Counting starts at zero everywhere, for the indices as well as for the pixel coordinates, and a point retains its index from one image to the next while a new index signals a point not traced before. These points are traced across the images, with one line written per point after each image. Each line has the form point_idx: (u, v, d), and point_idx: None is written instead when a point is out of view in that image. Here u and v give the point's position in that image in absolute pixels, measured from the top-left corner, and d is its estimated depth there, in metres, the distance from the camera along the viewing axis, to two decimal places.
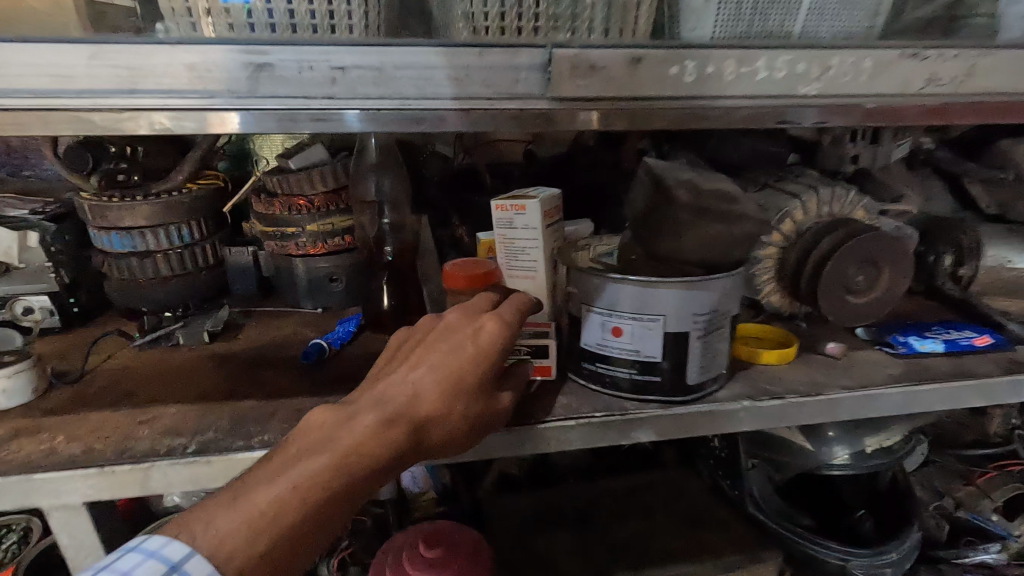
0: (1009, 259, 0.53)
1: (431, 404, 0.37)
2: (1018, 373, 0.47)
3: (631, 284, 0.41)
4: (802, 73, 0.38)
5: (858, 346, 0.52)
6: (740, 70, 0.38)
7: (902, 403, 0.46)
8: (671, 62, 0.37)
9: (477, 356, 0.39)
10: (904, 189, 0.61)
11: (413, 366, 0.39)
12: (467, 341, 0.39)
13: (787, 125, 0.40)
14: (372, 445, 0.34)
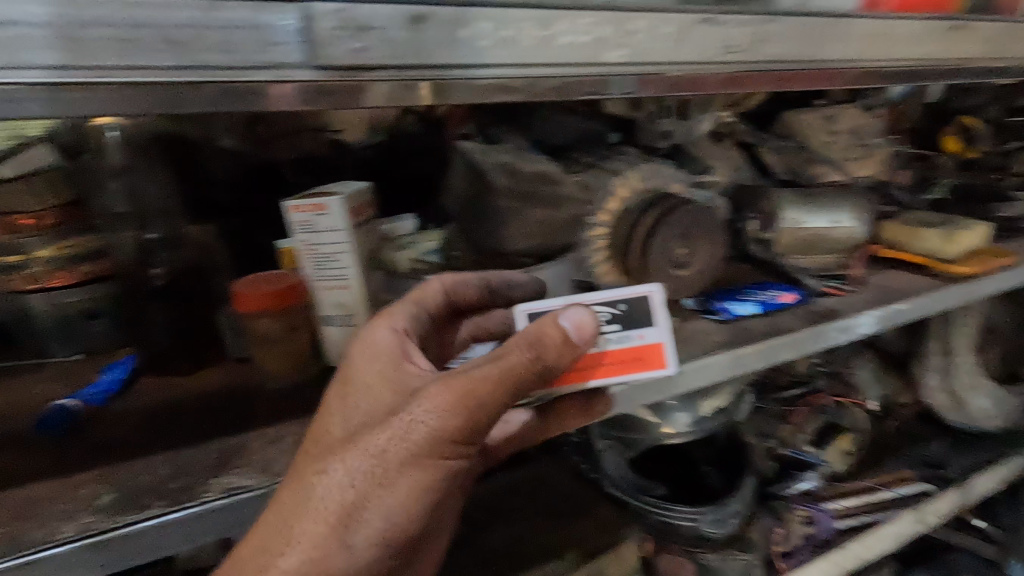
0: (802, 220, 0.57)
1: (396, 502, 0.31)
2: (818, 324, 0.51)
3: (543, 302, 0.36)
4: (605, 38, 0.39)
5: (685, 317, 0.53)
6: (541, 34, 0.37)
7: (728, 367, 0.47)
8: (460, 24, 0.35)
9: (472, 411, 0.31)
10: (713, 161, 0.64)
11: (340, 496, 0.31)
12: (388, 444, 0.31)
13: (600, 93, 0.41)
14: (374, 568, 0.31)
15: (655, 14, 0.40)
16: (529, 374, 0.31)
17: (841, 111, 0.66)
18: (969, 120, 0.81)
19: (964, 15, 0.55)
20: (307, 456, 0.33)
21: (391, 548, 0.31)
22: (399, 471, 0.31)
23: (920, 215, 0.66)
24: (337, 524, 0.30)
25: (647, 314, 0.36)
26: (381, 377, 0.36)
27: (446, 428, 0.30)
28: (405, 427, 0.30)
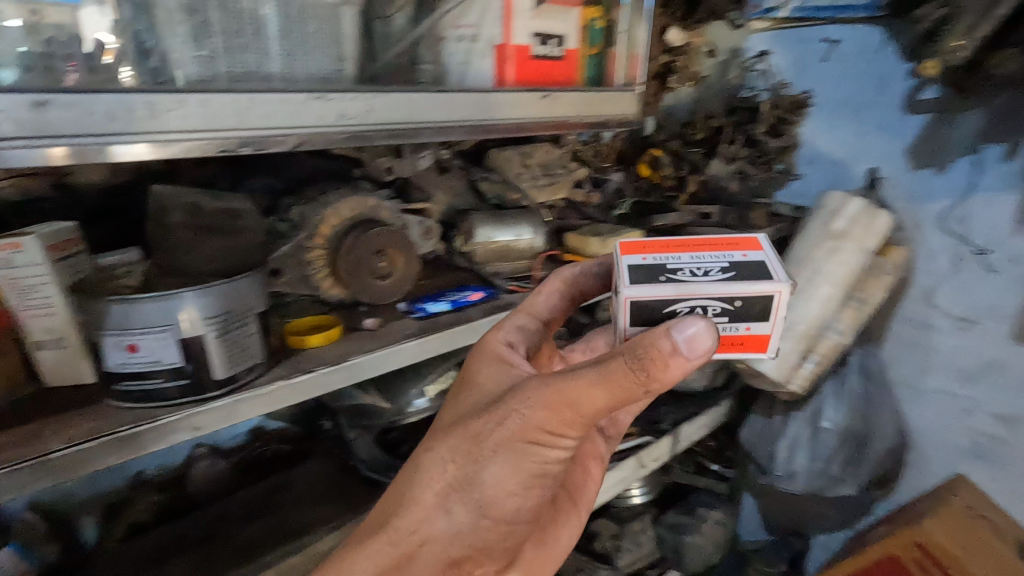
0: (491, 236, 0.74)
1: (512, 466, 0.41)
2: (492, 314, 0.67)
3: (651, 291, 0.39)
4: (230, 108, 0.44)
5: (395, 317, 0.65)
6: (160, 106, 0.41)
7: (415, 353, 0.61)
8: (75, 97, 0.37)
9: (543, 416, 0.40)
10: (434, 190, 0.79)
11: (465, 473, 0.42)
12: (484, 427, 0.41)
13: (232, 155, 0.46)
14: (501, 502, 0.43)
15: (274, 91, 0.46)
16: (635, 382, 0.37)
17: (534, 149, 0.86)
18: (656, 152, 1.10)
19: (583, 86, 0.71)
20: (460, 423, 0.43)
21: (486, 514, 0.43)
22: (483, 457, 0.41)
23: (598, 227, 0.86)
24: (460, 493, 0.42)
25: (762, 310, 0.39)
26: (483, 376, 0.46)
27: (532, 423, 0.40)
28: (522, 423, 0.40)
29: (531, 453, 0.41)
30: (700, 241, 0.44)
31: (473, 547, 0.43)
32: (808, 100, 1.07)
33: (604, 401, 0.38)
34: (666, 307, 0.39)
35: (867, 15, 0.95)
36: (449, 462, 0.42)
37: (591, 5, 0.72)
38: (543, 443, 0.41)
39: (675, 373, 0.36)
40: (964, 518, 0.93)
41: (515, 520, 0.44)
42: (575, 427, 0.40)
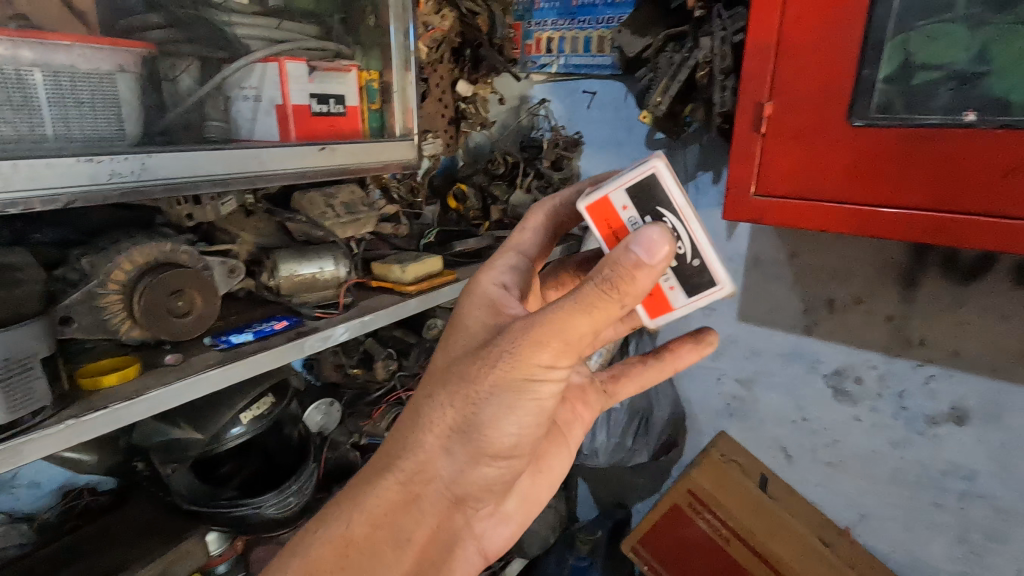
0: (294, 269, 0.81)
1: (522, 395, 0.47)
2: (296, 338, 0.75)
3: (666, 186, 0.49)
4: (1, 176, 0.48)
5: (198, 350, 0.70)
6: None
7: (219, 381, 0.67)
8: None
9: (538, 349, 0.44)
10: (241, 231, 0.85)
11: (463, 416, 0.48)
12: (477, 371, 0.47)
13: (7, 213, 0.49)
14: (505, 430, 0.49)
15: (56, 157, 0.51)
16: (611, 303, 0.42)
17: (337, 190, 0.95)
18: (462, 186, 1.26)
19: (364, 136, 0.82)
20: (454, 371, 0.49)
21: (483, 448, 0.50)
22: (476, 399, 0.47)
23: (402, 256, 0.98)
24: (459, 434, 0.50)
25: (706, 276, 0.51)
26: (478, 315, 0.51)
27: (527, 363, 0.45)
28: (510, 365, 0.45)
29: (523, 389, 0.46)
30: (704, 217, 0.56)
31: (472, 481, 0.53)
32: (580, 140, 1.30)
33: (586, 329, 0.43)
34: (665, 207, 0.49)
35: (611, 73, 1.20)
36: (446, 406, 0.49)
37: (363, 69, 0.84)
38: (537, 375, 0.45)
39: (641, 290, 0.42)
40: (720, 464, 1.17)
41: (514, 451, 0.52)
42: (566, 358, 0.45)
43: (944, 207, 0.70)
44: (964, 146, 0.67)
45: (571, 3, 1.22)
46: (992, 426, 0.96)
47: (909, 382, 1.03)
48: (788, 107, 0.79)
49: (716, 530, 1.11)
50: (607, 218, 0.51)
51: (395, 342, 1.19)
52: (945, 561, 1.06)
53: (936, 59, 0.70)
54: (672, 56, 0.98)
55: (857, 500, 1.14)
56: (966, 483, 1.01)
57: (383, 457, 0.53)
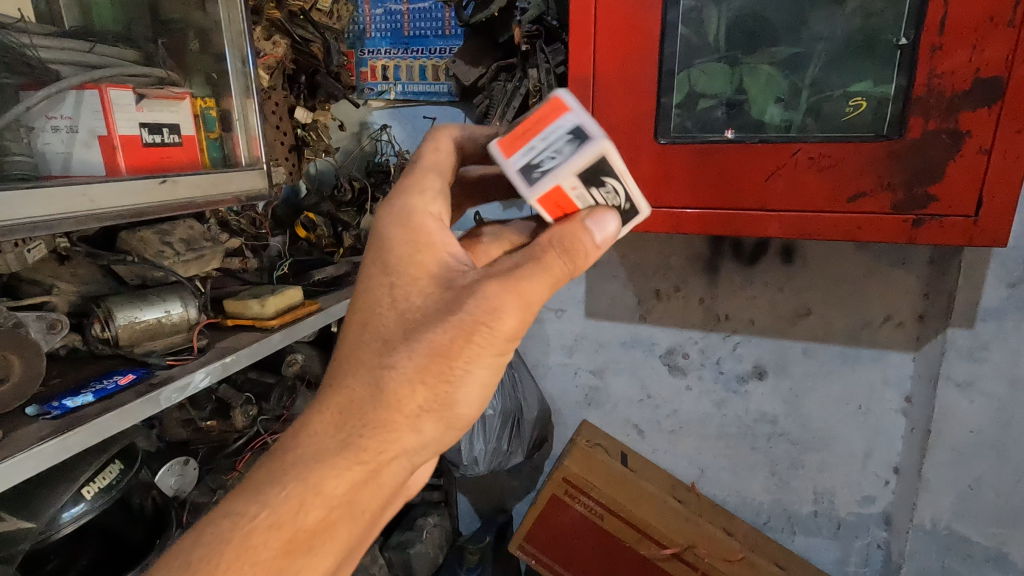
0: (135, 316, 0.73)
1: (488, 365, 0.47)
2: (149, 392, 0.67)
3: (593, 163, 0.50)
4: None
5: (21, 423, 0.60)
6: None
7: (55, 453, 0.58)
8: None
9: (511, 314, 0.46)
10: (56, 279, 0.75)
11: (435, 395, 0.47)
12: (454, 342, 0.46)
13: None
14: (472, 400, 0.49)
15: None
16: (565, 267, 0.50)
17: (173, 227, 0.88)
18: (309, 215, 1.21)
19: (207, 166, 0.77)
20: (419, 337, 0.47)
21: (452, 424, 0.49)
22: (453, 377, 0.46)
23: (256, 291, 0.93)
24: (431, 407, 0.47)
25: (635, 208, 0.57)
26: (426, 275, 0.50)
27: (504, 330, 0.46)
28: (485, 338, 0.46)
29: (499, 359, 0.48)
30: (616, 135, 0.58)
31: (435, 450, 0.51)
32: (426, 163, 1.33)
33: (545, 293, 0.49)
34: (603, 173, 0.51)
35: (450, 100, 1.26)
36: (416, 381, 0.46)
37: (197, 97, 0.79)
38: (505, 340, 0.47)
39: (591, 250, 0.51)
40: (586, 449, 1.28)
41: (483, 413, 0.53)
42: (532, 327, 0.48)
43: (730, 206, 0.89)
44: (738, 156, 0.86)
45: (403, 33, 1.27)
46: (782, 376, 1.21)
47: (722, 351, 1.24)
48: (608, 130, 0.92)
49: (592, 510, 1.21)
50: (560, 204, 0.53)
51: (253, 385, 1.11)
52: (764, 494, 1.30)
53: (709, 91, 0.89)
54: (505, 85, 1.09)
55: (696, 458, 1.34)
56: (772, 426, 1.25)
57: (333, 436, 0.47)
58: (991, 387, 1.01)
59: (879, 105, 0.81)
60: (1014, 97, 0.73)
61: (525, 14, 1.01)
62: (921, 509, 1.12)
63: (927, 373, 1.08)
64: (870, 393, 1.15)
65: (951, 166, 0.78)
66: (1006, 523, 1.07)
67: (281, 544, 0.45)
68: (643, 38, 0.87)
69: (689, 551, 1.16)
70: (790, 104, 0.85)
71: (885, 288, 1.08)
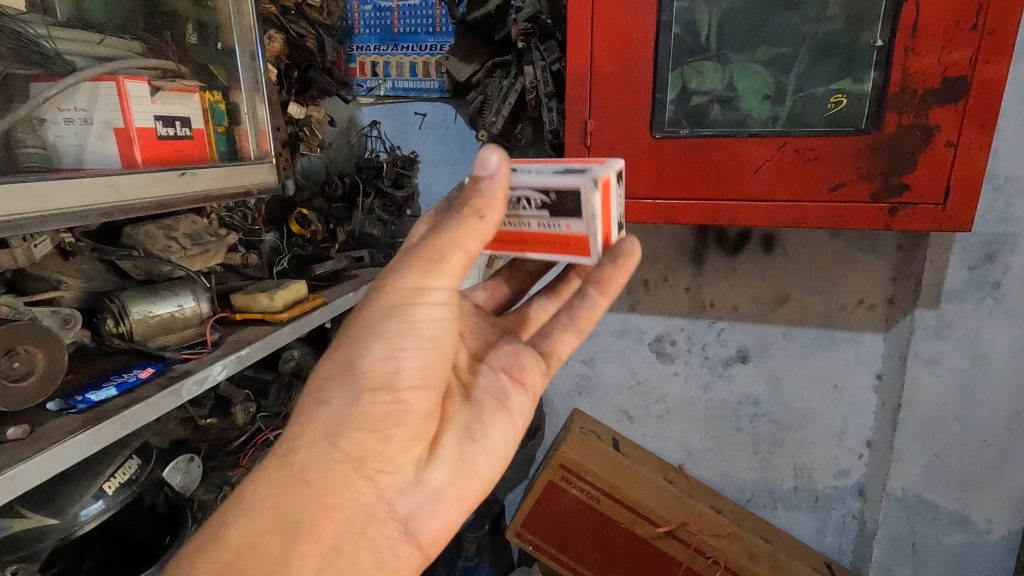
0: (149, 310, 0.73)
1: (388, 309, 0.49)
2: (171, 385, 0.67)
3: None
4: None
5: (46, 419, 0.59)
6: None
7: (87, 446, 0.58)
8: None
9: (399, 262, 0.50)
10: (62, 275, 0.73)
11: (337, 361, 0.49)
12: (352, 311, 0.51)
13: None
14: (382, 352, 0.48)
15: None
16: (466, 213, 0.50)
17: (177, 222, 0.87)
18: (303, 210, 1.20)
19: (217, 159, 0.77)
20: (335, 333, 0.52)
21: (362, 383, 0.48)
22: (347, 340, 0.49)
23: (262, 285, 0.93)
24: (342, 373, 0.48)
25: (574, 206, 0.53)
26: None
27: (398, 275, 0.49)
28: (377, 289, 0.49)
29: (405, 311, 0.49)
30: (563, 157, 0.58)
31: (362, 433, 0.48)
32: (417, 159, 1.33)
33: (456, 251, 0.50)
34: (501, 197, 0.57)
35: (440, 96, 1.29)
36: (325, 356, 0.49)
37: (205, 90, 0.78)
38: (400, 282, 0.49)
39: (482, 188, 0.50)
40: (580, 435, 1.32)
41: (420, 380, 0.49)
42: (434, 268, 0.49)
43: (722, 196, 0.94)
44: (729, 150, 0.92)
45: (393, 30, 1.28)
46: (763, 359, 1.28)
47: (707, 337, 1.30)
48: (606, 125, 0.96)
49: (588, 494, 1.24)
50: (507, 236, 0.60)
51: (249, 383, 1.11)
52: (748, 472, 1.36)
53: (702, 87, 0.94)
54: (500, 82, 1.12)
55: (684, 441, 1.39)
56: (755, 407, 1.32)
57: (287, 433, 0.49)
58: (954, 363, 1.10)
59: (858, 101, 0.87)
60: (978, 94, 0.80)
61: (521, 12, 1.04)
62: (893, 478, 1.20)
63: (896, 352, 1.16)
64: (844, 372, 1.23)
65: (923, 157, 0.85)
66: (969, 487, 1.15)
67: (217, 565, 0.44)
68: (638, 38, 0.91)
69: (681, 529, 1.21)
70: (776, 100, 0.91)
71: (858, 274, 1.16)
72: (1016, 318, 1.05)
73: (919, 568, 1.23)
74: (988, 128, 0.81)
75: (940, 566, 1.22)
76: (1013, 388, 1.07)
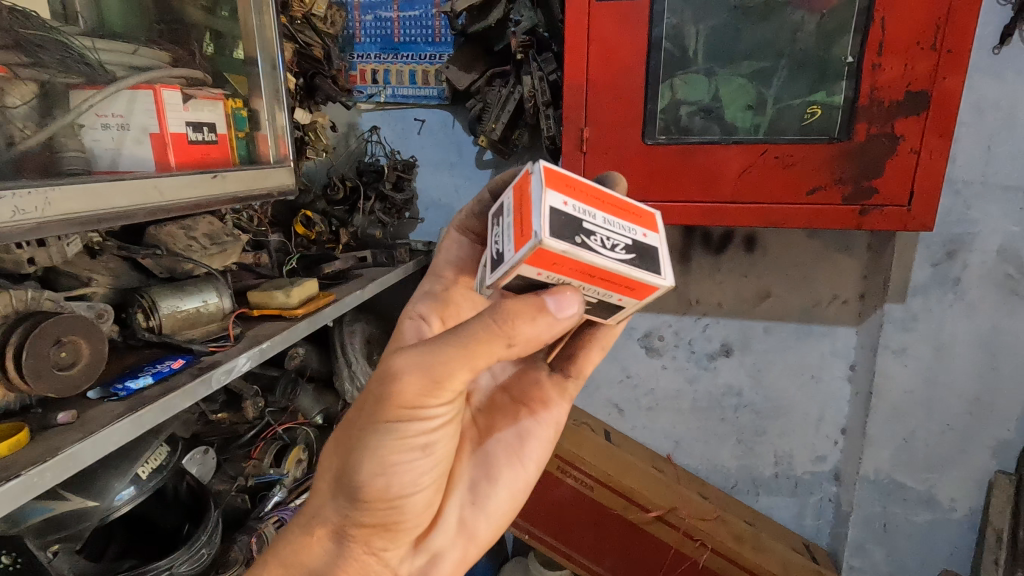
0: (177, 305, 0.77)
1: (384, 436, 0.50)
2: (202, 374, 0.71)
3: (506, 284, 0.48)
4: None
5: (91, 405, 0.63)
6: None
7: (132, 429, 0.62)
8: None
9: (399, 380, 0.47)
10: (92, 272, 0.77)
11: (341, 465, 0.53)
12: (352, 416, 0.52)
13: None
14: (381, 471, 0.52)
15: None
16: (492, 334, 0.45)
17: (195, 222, 0.91)
18: (307, 212, 1.24)
19: (239, 163, 0.82)
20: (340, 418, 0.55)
21: (362, 496, 0.53)
22: (349, 444, 0.52)
23: (276, 283, 0.97)
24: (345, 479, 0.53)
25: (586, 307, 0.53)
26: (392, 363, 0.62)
27: (400, 395, 0.48)
28: (374, 406, 0.49)
29: (400, 430, 0.50)
30: (606, 276, 0.45)
31: (368, 524, 0.55)
32: (414, 163, 1.39)
33: (456, 371, 0.47)
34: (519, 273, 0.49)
35: (438, 103, 1.35)
36: (332, 450, 0.55)
37: (229, 98, 0.83)
38: (398, 406, 0.48)
39: (528, 334, 0.45)
40: (574, 427, 1.38)
41: (417, 484, 0.54)
42: (431, 397, 0.49)
43: (709, 199, 1.01)
44: (715, 155, 0.99)
45: (393, 39, 1.33)
46: (746, 352, 1.36)
47: (693, 332, 1.38)
48: (601, 132, 1.03)
49: (582, 483, 1.30)
50: None
51: (257, 378, 1.13)
52: (732, 460, 1.44)
53: (689, 98, 1.01)
54: (499, 91, 1.18)
55: (672, 432, 1.46)
56: (738, 398, 1.39)
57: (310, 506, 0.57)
58: (920, 353, 1.19)
59: (831, 112, 0.95)
60: (937, 107, 0.89)
61: (519, 26, 1.11)
62: (866, 462, 1.29)
63: (868, 343, 1.25)
64: (820, 364, 1.32)
65: (890, 164, 0.93)
66: (935, 468, 1.24)
67: None
68: (631, 51, 0.98)
69: (671, 513, 1.27)
70: (758, 111, 0.99)
71: (833, 272, 1.24)
72: (976, 311, 1.14)
73: (890, 547, 1.32)
74: (947, 137, 0.90)
75: (909, 544, 1.30)
76: (974, 375, 1.16)
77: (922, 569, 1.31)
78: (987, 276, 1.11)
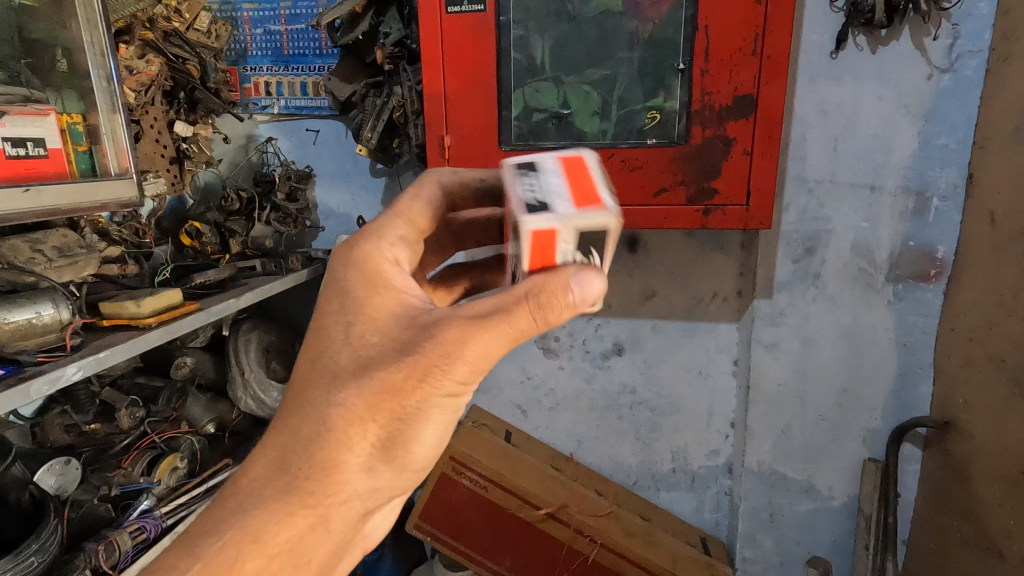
0: (4, 317, 0.78)
1: (440, 403, 0.49)
2: (22, 383, 0.72)
3: None
4: None
5: None
6: None
7: None
8: None
9: (466, 349, 0.46)
10: None
11: (383, 436, 0.49)
12: (408, 384, 0.47)
13: None
14: (422, 444, 0.51)
15: None
16: (535, 325, 0.46)
17: (45, 235, 0.92)
18: (194, 223, 1.26)
19: (74, 176, 0.85)
20: (369, 374, 0.48)
21: (403, 468, 0.52)
22: (402, 415, 0.48)
23: (133, 292, 0.99)
24: (379, 452, 0.50)
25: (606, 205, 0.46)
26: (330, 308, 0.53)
27: (463, 373, 0.47)
28: (434, 379, 0.47)
29: (450, 403, 0.50)
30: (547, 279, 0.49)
31: (392, 491, 0.54)
32: (311, 173, 1.41)
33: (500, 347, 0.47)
34: None
35: (329, 114, 1.38)
36: (366, 419, 0.48)
37: (63, 113, 0.88)
38: (461, 375, 0.47)
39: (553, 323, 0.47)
40: (471, 429, 1.41)
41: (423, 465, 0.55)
42: (478, 376, 0.48)
43: None
44: None
45: (283, 52, 1.36)
46: (637, 351, 1.39)
47: (587, 332, 1.41)
48: (460, 140, 1.06)
49: (477, 483, 1.31)
50: None
51: (140, 389, 1.13)
52: (631, 457, 1.47)
53: (541, 105, 1.03)
54: (374, 101, 1.21)
55: (573, 431, 1.49)
56: (633, 396, 1.42)
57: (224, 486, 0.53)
58: (789, 347, 1.24)
59: (668, 117, 0.98)
60: (762, 109, 0.93)
61: (387, 38, 1.14)
62: (749, 454, 1.33)
63: (746, 338, 1.29)
64: (707, 360, 1.35)
65: (725, 165, 0.97)
66: (812, 457, 1.29)
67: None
68: (481, 61, 1.01)
69: (563, 510, 1.29)
70: (604, 117, 1.02)
71: (710, 270, 1.27)
72: (837, 304, 1.18)
73: (777, 535, 1.37)
74: (773, 139, 0.94)
75: (794, 532, 1.35)
76: (840, 367, 1.21)
77: (810, 557, 1.35)
78: (844, 272, 1.16)
